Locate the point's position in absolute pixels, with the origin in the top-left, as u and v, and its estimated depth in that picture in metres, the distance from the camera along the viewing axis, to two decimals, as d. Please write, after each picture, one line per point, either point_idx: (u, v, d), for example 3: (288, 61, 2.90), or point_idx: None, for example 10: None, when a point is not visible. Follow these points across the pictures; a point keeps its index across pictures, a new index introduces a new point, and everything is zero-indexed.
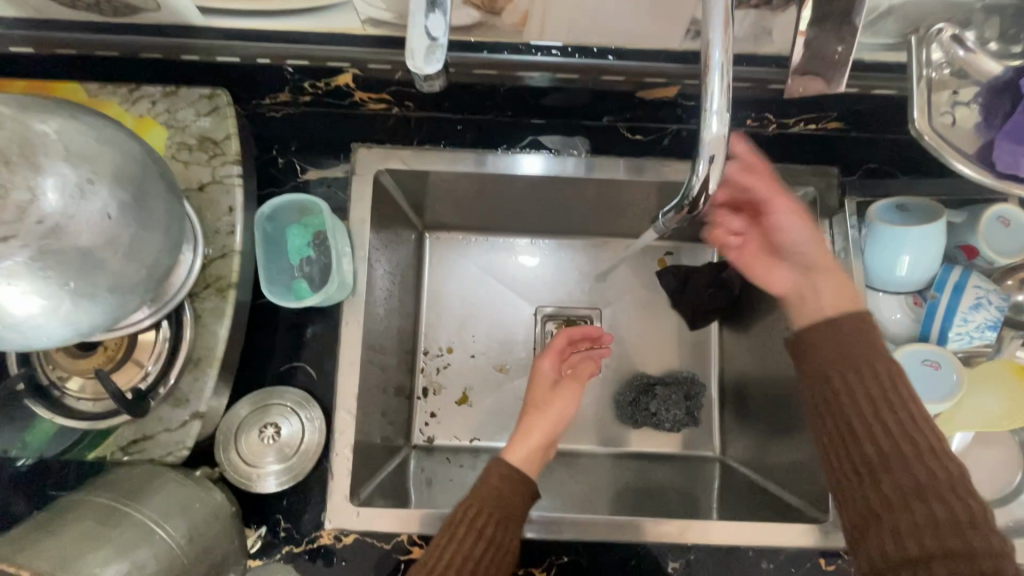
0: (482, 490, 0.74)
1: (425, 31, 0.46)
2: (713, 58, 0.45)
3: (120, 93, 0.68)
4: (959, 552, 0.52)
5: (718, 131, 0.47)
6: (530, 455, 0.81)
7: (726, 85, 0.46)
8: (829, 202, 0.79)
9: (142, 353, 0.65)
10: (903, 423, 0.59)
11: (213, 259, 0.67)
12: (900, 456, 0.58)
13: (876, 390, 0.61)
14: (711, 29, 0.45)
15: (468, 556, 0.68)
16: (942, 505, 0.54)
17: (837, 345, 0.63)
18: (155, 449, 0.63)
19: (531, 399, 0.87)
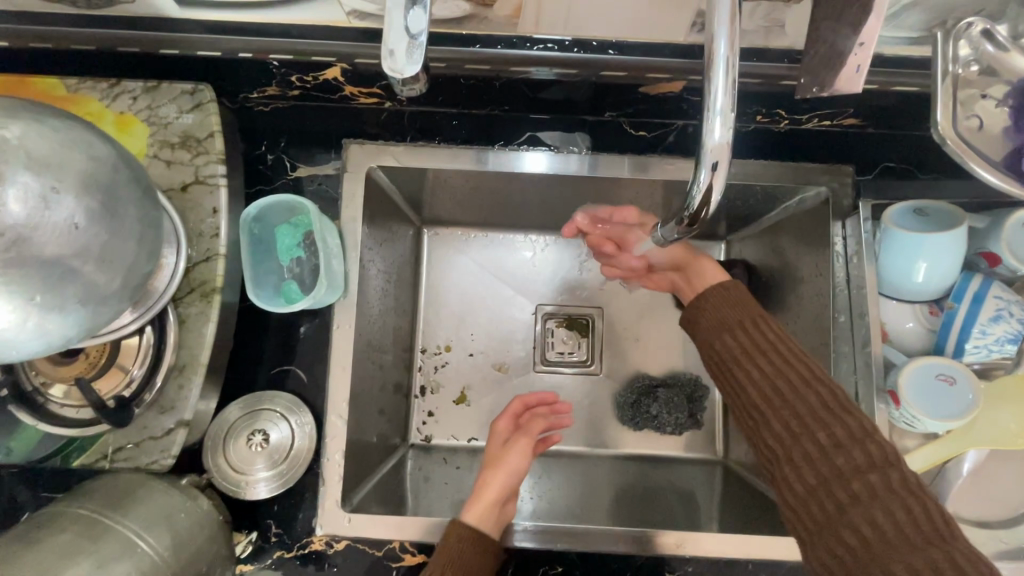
0: (446, 556, 0.70)
1: (405, 28, 0.42)
2: (717, 51, 0.41)
3: (101, 88, 0.66)
4: (850, 472, 0.54)
5: (721, 133, 0.43)
6: (488, 511, 0.76)
7: (731, 82, 0.42)
8: (842, 204, 0.76)
9: (127, 358, 0.63)
10: (776, 362, 0.63)
11: (197, 262, 0.65)
12: (779, 394, 0.61)
13: (748, 338, 0.67)
14: (715, 24, 0.41)
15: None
16: (824, 432, 0.57)
17: (716, 312, 0.71)
18: (141, 457, 0.62)
19: (489, 457, 0.84)
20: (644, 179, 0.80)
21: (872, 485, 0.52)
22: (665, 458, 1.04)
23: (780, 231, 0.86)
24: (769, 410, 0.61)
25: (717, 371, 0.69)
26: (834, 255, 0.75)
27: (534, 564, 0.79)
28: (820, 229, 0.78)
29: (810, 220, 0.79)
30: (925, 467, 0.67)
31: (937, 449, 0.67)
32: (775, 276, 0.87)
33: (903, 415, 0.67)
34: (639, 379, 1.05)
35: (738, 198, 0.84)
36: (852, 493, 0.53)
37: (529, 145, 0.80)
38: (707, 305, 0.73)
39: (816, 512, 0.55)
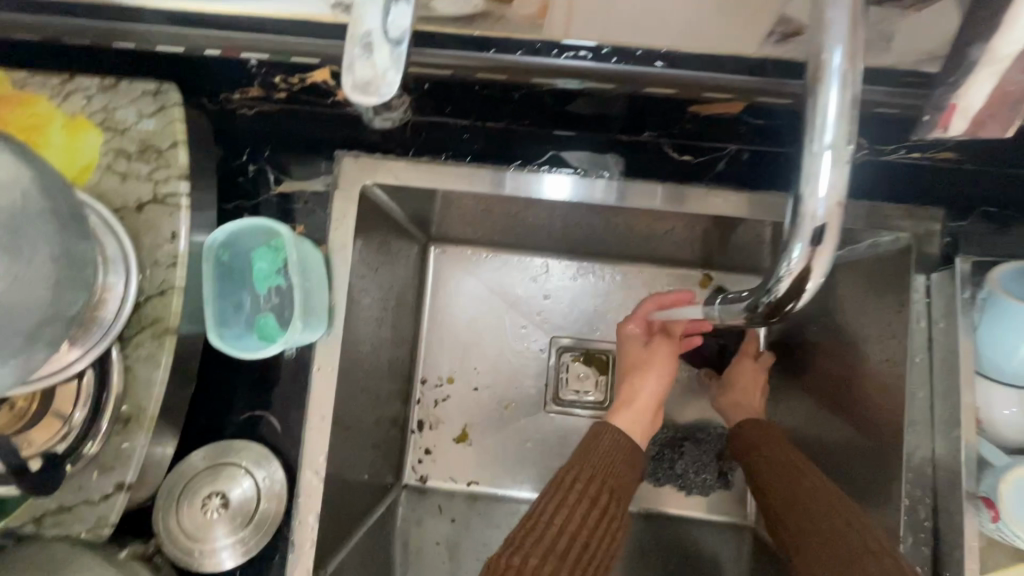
0: (595, 450, 0.65)
1: (386, 29, 0.35)
2: (829, 63, 0.31)
3: (51, 84, 0.56)
4: (847, 558, 0.53)
5: (837, 171, 0.32)
6: (637, 417, 0.71)
7: (852, 108, 0.31)
8: (930, 255, 0.62)
9: (65, 404, 0.53)
10: (794, 468, 0.64)
11: (151, 296, 0.55)
12: (793, 494, 0.61)
13: (774, 452, 0.67)
14: (828, 29, 0.31)
15: (581, 521, 0.58)
16: (828, 523, 0.57)
17: (749, 433, 0.72)
18: (74, 523, 0.53)
19: (627, 361, 0.76)
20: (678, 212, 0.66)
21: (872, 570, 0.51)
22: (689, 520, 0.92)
23: None
24: (786, 513, 0.61)
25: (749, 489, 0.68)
26: (915, 316, 0.61)
27: None
28: (897, 280, 0.63)
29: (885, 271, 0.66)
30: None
31: None
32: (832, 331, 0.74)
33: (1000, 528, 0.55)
34: (664, 429, 0.93)
35: None
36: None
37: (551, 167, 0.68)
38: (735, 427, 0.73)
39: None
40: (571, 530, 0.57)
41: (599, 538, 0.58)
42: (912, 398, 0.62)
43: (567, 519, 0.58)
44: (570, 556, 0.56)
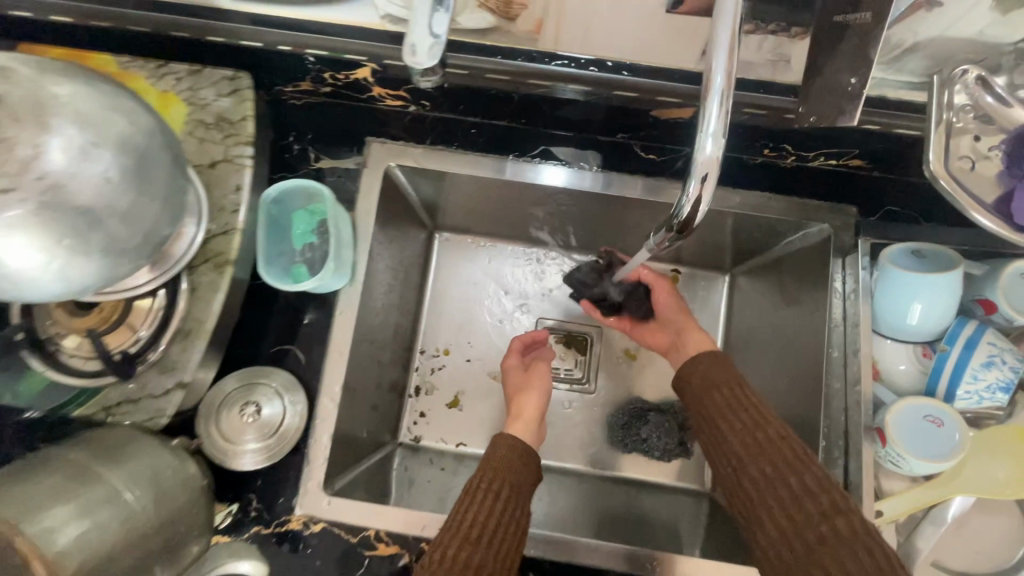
0: (495, 461, 0.76)
1: (428, 30, 0.46)
2: (713, 83, 0.43)
3: (148, 68, 0.71)
4: (818, 516, 0.59)
5: (712, 152, 0.45)
6: (528, 425, 0.90)
7: (724, 110, 0.44)
8: (843, 242, 0.78)
9: (136, 318, 0.66)
10: (756, 417, 0.68)
11: (216, 234, 0.68)
12: (758, 445, 0.66)
13: (735, 399, 0.71)
14: (715, 54, 0.43)
15: (488, 515, 0.70)
16: (795, 478, 0.62)
17: (711, 379, 0.75)
18: (136, 413, 0.65)
19: (516, 384, 0.98)
20: (655, 202, 0.83)
21: (837, 528, 0.58)
22: (651, 483, 1.03)
23: (782, 266, 0.86)
24: (751, 463, 0.66)
25: (704, 430, 0.73)
26: (833, 292, 0.76)
27: None
28: (818, 265, 0.79)
29: (810, 256, 0.81)
30: (906, 511, 0.68)
31: (922, 493, 0.68)
32: (770, 309, 0.88)
33: (888, 453, 0.68)
34: (633, 402, 1.05)
35: (742, 228, 0.86)
36: (820, 536, 0.58)
37: (542, 159, 0.85)
38: (692, 369, 0.77)
39: (785, 551, 0.60)
40: (482, 521, 0.69)
41: (501, 533, 0.69)
42: (828, 356, 0.75)
43: (478, 515, 0.69)
44: (482, 543, 0.67)
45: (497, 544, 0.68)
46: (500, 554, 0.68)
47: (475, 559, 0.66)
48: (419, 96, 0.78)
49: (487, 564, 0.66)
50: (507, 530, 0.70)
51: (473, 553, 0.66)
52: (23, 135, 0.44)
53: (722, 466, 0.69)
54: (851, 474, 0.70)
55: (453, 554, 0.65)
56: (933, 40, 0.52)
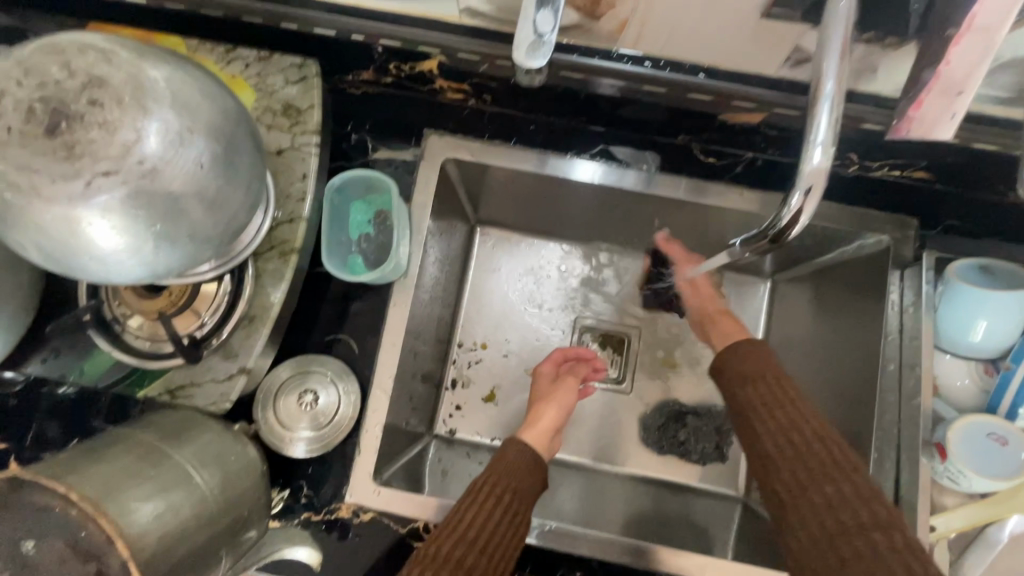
0: (501, 463, 0.76)
1: (534, 27, 0.47)
2: (823, 90, 0.44)
3: (217, 51, 0.71)
4: (853, 527, 0.55)
5: (820, 163, 0.45)
6: (541, 434, 0.87)
7: (835, 119, 0.44)
8: (902, 254, 0.76)
9: (201, 304, 0.66)
10: (793, 416, 0.65)
11: (282, 222, 0.68)
12: (793, 447, 0.63)
13: (770, 394, 0.68)
14: (825, 62, 0.43)
15: (486, 519, 0.68)
16: (831, 485, 0.58)
17: (746, 367, 0.72)
18: (200, 397, 0.65)
19: (540, 392, 0.95)
20: (698, 202, 0.83)
21: (875, 542, 0.53)
22: (685, 486, 1.02)
23: (832, 275, 0.85)
24: (784, 462, 0.62)
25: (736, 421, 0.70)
26: (890, 304, 0.75)
27: (552, 565, 0.79)
28: (876, 278, 0.78)
29: (865, 267, 0.80)
30: (962, 527, 0.69)
31: (978, 510, 0.68)
32: (818, 318, 0.87)
33: (947, 468, 0.68)
34: (669, 405, 1.04)
35: (796, 236, 0.85)
36: (856, 550, 0.54)
37: (599, 157, 0.83)
38: (728, 359, 0.74)
39: (817, 562, 0.56)
40: (479, 522, 0.68)
41: (497, 539, 0.68)
42: (883, 368, 0.75)
43: (475, 517, 0.68)
44: (478, 545, 0.66)
45: (491, 549, 0.66)
46: (490, 557, 0.66)
47: (467, 560, 0.65)
48: (481, 89, 0.77)
49: (480, 568, 0.65)
50: (504, 538, 0.68)
51: (463, 553, 0.65)
52: (126, 119, 0.44)
53: (754, 465, 0.66)
54: (904, 488, 0.70)
55: (446, 553, 0.64)
56: None
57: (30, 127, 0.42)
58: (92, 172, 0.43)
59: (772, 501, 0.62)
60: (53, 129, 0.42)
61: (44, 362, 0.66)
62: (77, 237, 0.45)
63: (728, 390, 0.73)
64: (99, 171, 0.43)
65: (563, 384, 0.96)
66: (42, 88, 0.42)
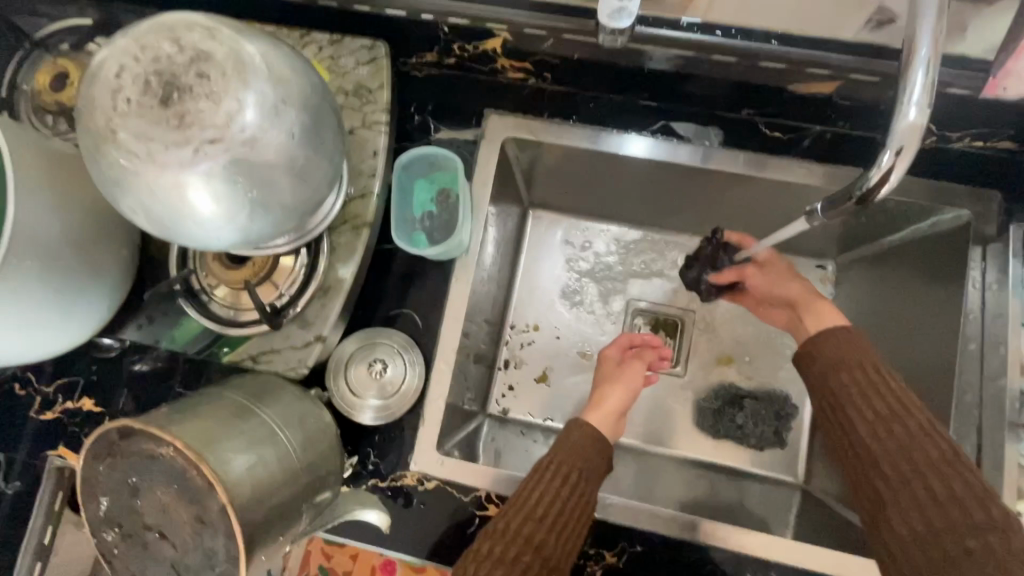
0: (564, 444, 0.76)
1: None
2: (918, 54, 0.42)
3: (293, 36, 0.74)
4: (965, 527, 0.53)
5: (915, 121, 0.44)
6: (605, 417, 0.88)
7: (931, 81, 0.43)
8: (983, 231, 0.73)
9: (280, 276, 0.70)
10: (896, 407, 0.61)
11: (353, 197, 0.71)
12: (895, 440, 0.59)
13: (868, 383, 0.64)
14: (920, 23, 0.42)
15: (554, 497, 0.70)
16: (941, 482, 0.55)
17: (837, 352, 0.68)
18: (279, 362, 0.69)
19: (604, 373, 0.93)
20: (755, 174, 0.81)
21: (990, 544, 0.51)
22: (742, 471, 1.00)
23: (907, 254, 0.81)
24: (883, 454, 0.60)
25: (824, 409, 0.67)
26: (970, 281, 0.72)
27: (614, 543, 0.77)
28: (953, 254, 0.75)
29: (940, 244, 0.77)
30: None
31: None
32: (889, 298, 0.84)
33: None
34: (726, 389, 1.03)
35: (865, 212, 0.82)
36: (966, 549, 0.52)
37: (660, 134, 0.82)
38: (819, 345, 0.69)
39: (918, 558, 0.54)
40: (546, 501, 0.70)
41: (565, 517, 0.69)
42: (964, 348, 0.71)
43: (542, 495, 0.70)
44: (545, 522, 0.68)
45: (559, 527, 0.68)
46: (558, 535, 0.68)
47: (536, 536, 0.67)
48: (542, 67, 0.78)
49: (548, 544, 0.67)
50: (572, 516, 0.70)
51: (533, 531, 0.68)
52: (227, 90, 0.47)
53: (846, 455, 0.63)
54: (986, 471, 0.67)
55: (515, 528, 0.67)
56: None
57: (146, 99, 0.46)
58: (199, 139, 0.46)
59: (867, 493, 0.60)
60: (166, 100, 0.46)
61: (140, 328, 0.72)
62: (182, 200, 0.49)
63: (816, 376, 0.68)
64: (206, 139, 0.46)
65: (631, 367, 0.93)
66: (156, 62, 0.46)
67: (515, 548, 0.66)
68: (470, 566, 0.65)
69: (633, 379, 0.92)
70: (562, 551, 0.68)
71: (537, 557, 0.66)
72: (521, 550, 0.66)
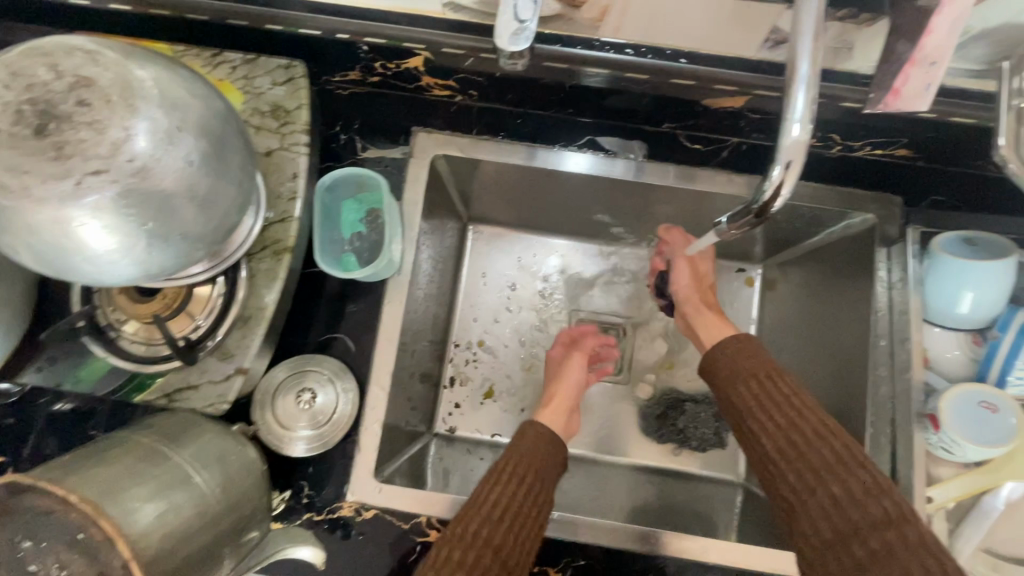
0: (522, 444, 0.75)
1: (514, 14, 0.47)
2: (799, 72, 0.44)
3: (203, 56, 0.71)
4: (868, 527, 0.54)
5: (799, 137, 0.46)
6: (558, 412, 0.86)
7: (811, 98, 0.44)
8: (888, 232, 0.78)
9: (196, 307, 0.67)
10: (792, 414, 0.63)
11: (274, 222, 0.69)
12: (796, 448, 0.61)
13: (765, 390, 0.66)
14: (800, 41, 0.44)
15: (511, 500, 0.68)
16: (842, 485, 0.57)
17: (733, 361, 0.70)
18: (197, 399, 0.65)
19: (551, 373, 0.94)
20: (689, 187, 0.83)
21: (891, 541, 0.53)
22: (688, 474, 1.01)
23: (821, 255, 0.86)
24: (786, 462, 0.61)
25: (732, 419, 0.69)
26: (878, 280, 0.77)
27: (556, 561, 0.77)
28: (864, 257, 0.79)
29: (853, 246, 0.81)
30: (960, 496, 0.70)
31: (976, 480, 0.69)
32: (808, 299, 0.88)
33: (941, 439, 0.68)
34: (667, 393, 1.04)
35: (783, 220, 0.86)
36: (872, 550, 0.53)
37: (586, 148, 0.84)
38: (719, 357, 0.71)
39: (833, 563, 0.56)
40: (505, 502, 0.68)
41: (523, 518, 0.68)
42: (875, 344, 0.76)
43: (500, 497, 0.68)
44: (505, 522, 0.66)
45: (517, 527, 0.66)
46: (517, 534, 0.66)
47: (495, 539, 0.65)
48: (467, 85, 0.79)
49: (507, 545, 0.65)
50: (530, 516, 0.68)
51: (493, 533, 0.65)
52: (114, 118, 0.44)
53: (756, 465, 0.65)
54: (901, 460, 0.71)
55: (474, 531, 0.65)
56: (1000, 29, 0.53)
57: (19, 129, 0.43)
58: (82, 171, 0.43)
59: (783, 504, 0.61)
60: (43, 129, 0.43)
61: (39, 371, 0.67)
62: (65, 235, 0.45)
63: (721, 387, 0.71)
64: (89, 171, 0.44)
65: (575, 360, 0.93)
66: (31, 89, 0.43)
67: (474, 551, 0.63)
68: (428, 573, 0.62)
69: (582, 370, 0.92)
70: (521, 551, 0.66)
71: (496, 560, 0.64)
72: (479, 555, 0.63)
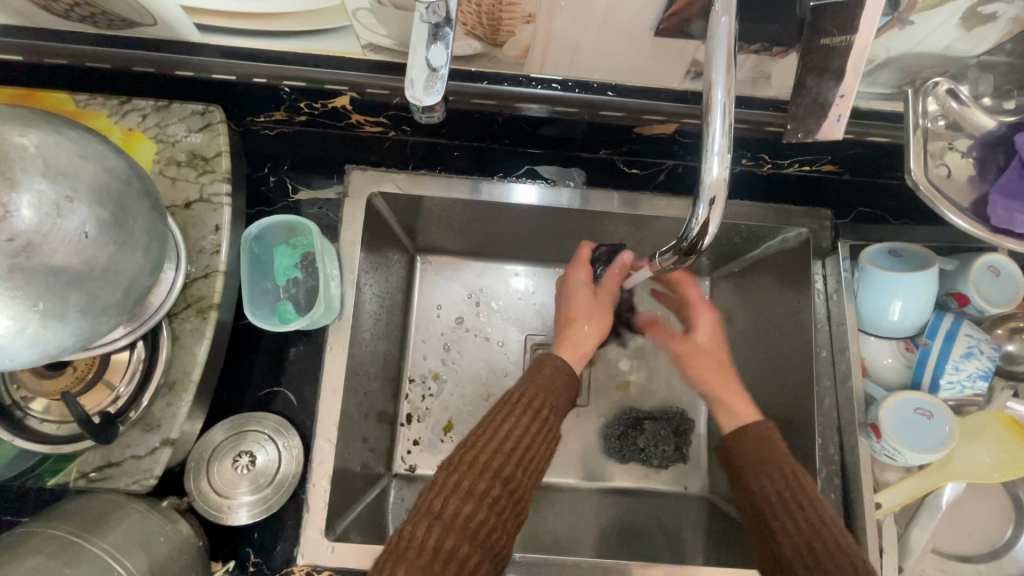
0: (535, 376, 0.70)
1: (426, 63, 0.45)
2: (715, 100, 0.44)
3: (110, 105, 0.67)
4: None
5: (719, 173, 0.46)
6: (578, 356, 0.76)
7: (728, 127, 0.45)
8: (822, 244, 0.80)
9: (114, 374, 0.62)
10: (813, 519, 0.60)
11: (196, 278, 0.65)
12: (813, 555, 0.59)
13: (787, 488, 0.63)
14: (712, 71, 0.44)
15: (523, 431, 0.65)
16: None
17: (753, 449, 0.66)
18: (120, 477, 0.60)
19: (574, 304, 0.80)
20: (635, 215, 0.83)
21: None
22: (659, 493, 0.97)
23: (764, 267, 0.87)
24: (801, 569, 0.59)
25: (745, 508, 0.66)
26: (815, 293, 0.79)
27: None
28: (800, 269, 0.81)
29: (791, 260, 0.83)
30: (907, 499, 0.72)
31: (917, 481, 0.72)
32: (751, 313, 0.89)
33: (884, 446, 0.71)
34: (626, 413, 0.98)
35: (723, 239, 0.87)
36: None
37: (527, 178, 0.85)
38: (739, 442, 0.68)
39: None
40: (517, 434, 0.65)
41: (532, 451, 0.65)
42: (818, 355, 0.77)
43: (513, 428, 0.65)
44: (516, 454, 0.63)
45: (527, 461, 0.64)
46: (524, 468, 0.64)
47: (505, 469, 0.62)
48: (398, 122, 0.77)
49: (516, 477, 0.63)
50: (539, 449, 0.66)
51: (503, 464, 0.62)
52: None
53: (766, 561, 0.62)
54: (851, 468, 0.73)
55: (484, 461, 0.62)
56: (903, 56, 0.55)
57: None
58: None
59: None
60: None
61: None
62: None
63: (737, 474, 0.67)
64: None
65: (600, 304, 0.81)
66: None
67: (482, 482, 0.60)
68: (434, 501, 0.59)
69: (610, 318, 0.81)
70: (529, 482, 0.64)
71: (506, 491, 0.61)
72: (489, 485, 0.61)
